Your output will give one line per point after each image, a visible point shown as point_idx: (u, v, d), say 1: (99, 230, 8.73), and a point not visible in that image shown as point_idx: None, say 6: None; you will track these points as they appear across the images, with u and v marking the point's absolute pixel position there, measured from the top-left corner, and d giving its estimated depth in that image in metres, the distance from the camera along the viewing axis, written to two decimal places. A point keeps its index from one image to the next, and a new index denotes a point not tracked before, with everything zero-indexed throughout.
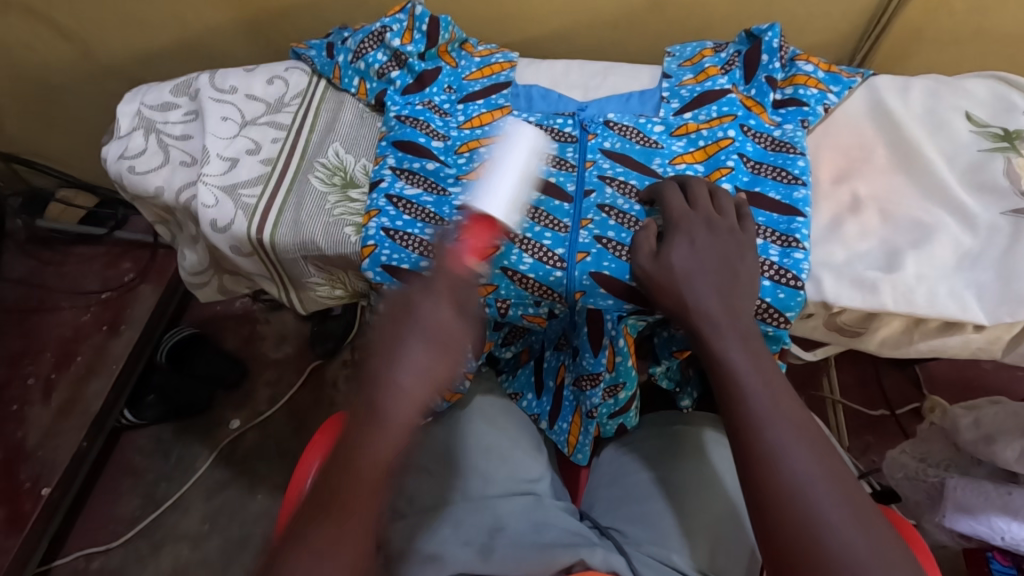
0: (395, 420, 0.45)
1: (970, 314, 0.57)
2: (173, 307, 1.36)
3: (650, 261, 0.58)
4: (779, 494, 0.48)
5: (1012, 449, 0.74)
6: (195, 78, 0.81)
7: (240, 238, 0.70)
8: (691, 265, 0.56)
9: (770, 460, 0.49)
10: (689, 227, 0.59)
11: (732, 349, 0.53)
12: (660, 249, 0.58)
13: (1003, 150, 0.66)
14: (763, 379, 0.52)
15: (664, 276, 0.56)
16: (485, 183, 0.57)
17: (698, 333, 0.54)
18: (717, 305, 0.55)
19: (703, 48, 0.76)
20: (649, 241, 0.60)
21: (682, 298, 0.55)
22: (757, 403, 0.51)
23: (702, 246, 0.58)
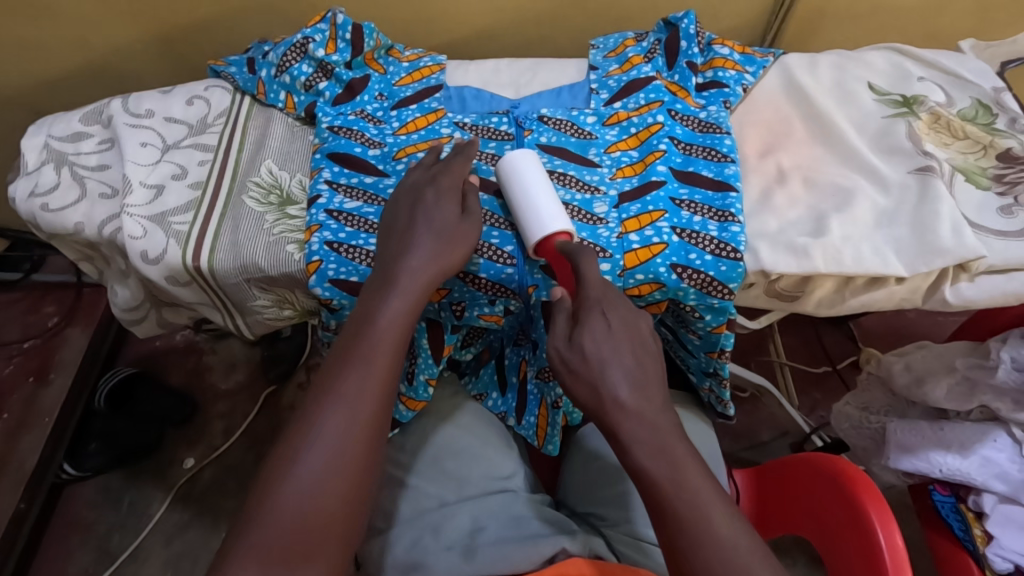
0: (404, 277, 0.58)
1: (891, 268, 0.61)
2: (107, 349, 1.28)
3: (565, 345, 0.53)
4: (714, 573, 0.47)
5: (941, 387, 0.81)
6: (106, 104, 0.77)
7: (175, 268, 0.67)
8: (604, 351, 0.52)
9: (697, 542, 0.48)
10: (611, 307, 0.54)
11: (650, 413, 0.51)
12: (574, 328, 0.53)
13: (904, 114, 0.72)
14: (689, 461, 0.50)
15: (577, 357, 0.52)
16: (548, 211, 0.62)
17: (608, 419, 0.51)
18: (630, 398, 0.51)
19: (625, 38, 0.79)
20: (565, 322, 0.54)
21: (598, 385, 0.51)
22: (648, 460, 0.50)
23: (620, 325, 0.53)
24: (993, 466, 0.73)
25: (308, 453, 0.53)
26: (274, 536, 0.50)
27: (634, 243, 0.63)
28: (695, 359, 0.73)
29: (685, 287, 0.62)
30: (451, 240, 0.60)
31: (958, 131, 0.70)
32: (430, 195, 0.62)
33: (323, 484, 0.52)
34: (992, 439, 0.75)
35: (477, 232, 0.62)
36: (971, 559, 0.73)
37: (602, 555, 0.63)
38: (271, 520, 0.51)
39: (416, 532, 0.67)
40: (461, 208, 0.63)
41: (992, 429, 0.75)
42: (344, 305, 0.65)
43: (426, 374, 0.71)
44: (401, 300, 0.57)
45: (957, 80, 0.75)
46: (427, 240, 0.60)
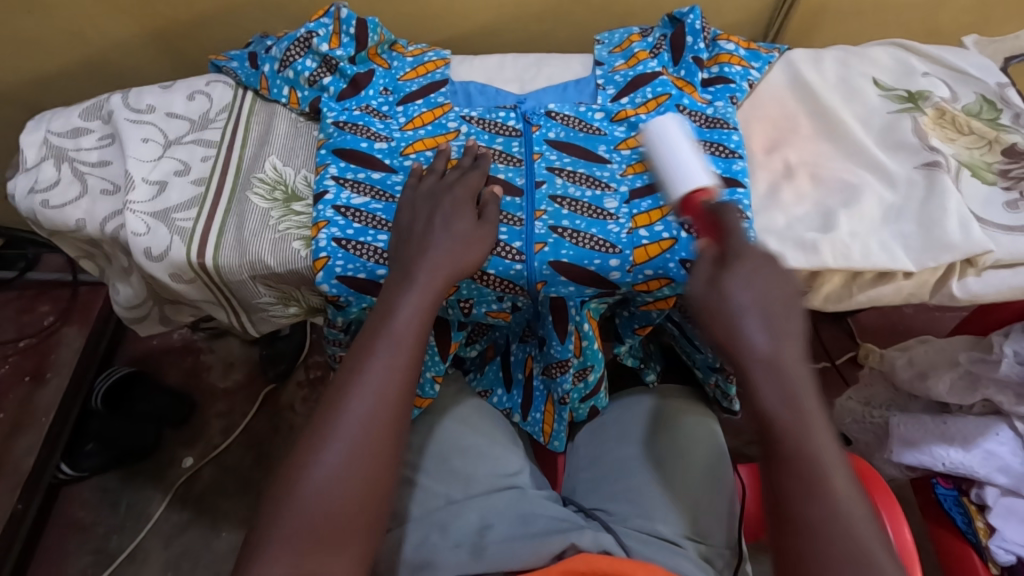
0: (420, 273, 0.59)
1: (899, 263, 0.62)
2: (103, 348, 1.26)
3: (704, 287, 0.53)
4: (816, 529, 0.47)
5: (943, 381, 0.81)
6: (106, 100, 0.76)
7: (180, 265, 0.66)
8: (749, 296, 0.51)
9: (814, 495, 0.48)
10: (752, 252, 0.54)
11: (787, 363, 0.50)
12: (714, 273, 0.53)
13: (909, 110, 0.72)
14: (817, 416, 0.49)
15: (714, 298, 0.52)
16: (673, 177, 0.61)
17: (737, 364, 0.51)
18: (766, 346, 0.50)
19: (631, 34, 0.78)
20: (709, 266, 0.54)
21: (734, 328, 0.51)
22: (778, 407, 0.49)
23: (760, 273, 0.53)
24: (997, 459, 0.74)
25: (334, 443, 0.53)
26: (302, 525, 0.51)
27: (643, 239, 0.63)
28: (700, 355, 0.75)
29: None
30: (466, 244, 0.61)
31: (963, 126, 0.71)
32: (447, 203, 0.63)
33: (349, 473, 0.52)
34: (994, 433, 0.75)
35: (494, 236, 0.63)
36: (974, 552, 0.75)
37: (610, 550, 0.62)
38: (300, 509, 0.51)
39: (424, 530, 0.66)
40: (477, 216, 0.64)
41: (994, 423, 0.76)
42: (351, 302, 0.65)
43: (433, 371, 0.72)
44: (419, 298, 0.58)
45: (960, 76, 0.76)
46: (446, 242, 0.61)
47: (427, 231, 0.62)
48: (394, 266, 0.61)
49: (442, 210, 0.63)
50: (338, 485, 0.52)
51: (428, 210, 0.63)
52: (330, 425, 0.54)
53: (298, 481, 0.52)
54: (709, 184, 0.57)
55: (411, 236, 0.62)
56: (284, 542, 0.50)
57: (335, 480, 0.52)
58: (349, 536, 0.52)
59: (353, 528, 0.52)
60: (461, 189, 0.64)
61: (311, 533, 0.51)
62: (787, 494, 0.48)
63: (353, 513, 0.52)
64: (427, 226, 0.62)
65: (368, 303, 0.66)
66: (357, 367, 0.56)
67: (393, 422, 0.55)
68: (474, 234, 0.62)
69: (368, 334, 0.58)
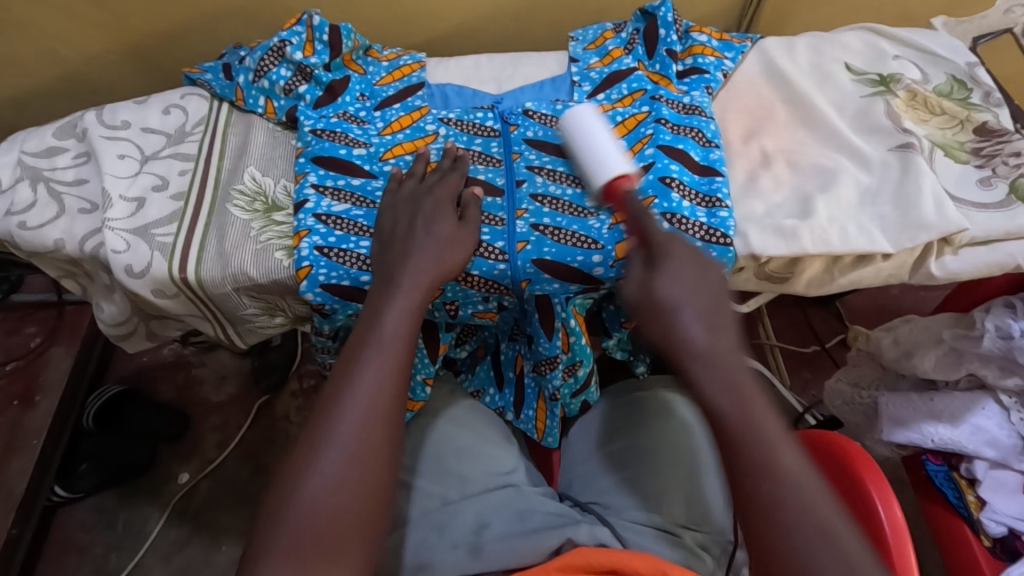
0: (405, 278, 0.59)
1: (878, 245, 0.62)
2: (92, 367, 1.24)
3: (637, 286, 0.53)
4: (773, 504, 0.46)
5: (929, 359, 0.82)
6: (80, 117, 0.75)
7: (162, 281, 0.66)
8: (676, 293, 0.51)
9: (764, 472, 0.47)
10: (678, 251, 0.54)
11: (721, 355, 0.50)
12: (648, 272, 0.53)
13: (882, 93, 0.73)
14: (760, 402, 0.49)
15: (645, 300, 0.52)
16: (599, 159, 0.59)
17: (676, 363, 0.51)
18: (703, 339, 0.50)
19: (605, 30, 0.79)
20: (640, 265, 0.55)
21: (671, 324, 0.51)
22: (718, 395, 0.49)
23: (687, 268, 0.53)
24: (984, 433, 0.75)
25: (329, 452, 0.53)
26: (298, 534, 0.51)
27: (626, 233, 0.63)
28: None
29: None
30: (450, 247, 0.61)
31: (934, 106, 0.72)
32: (428, 206, 0.63)
33: (347, 479, 0.52)
34: (981, 407, 0.77)
35: (476, 237, 0.63)
36: (966, 525, 0.75)
37: (607, 544, 0.62)
38: (296, 521, 0.51)
39: (421, 533, 0.67)
40: (458, 217, 0.64)
41: (981, 398, 0.77)
42: (337, 309, 0.65)
43: (424, 374, 0.72)
44: (405, 304, 0.58)
45: (930, 57, 0.76)
46: (428, 246, 0.61)
47: (411, 236, 0.61)
48: (378, 273, 0.61)
49: (425, 214, 0.63)
50: (336, 492, 0.52)
51: (411, 214, 0.63)
52: (322, 436, 0.54)
53: (293, 493, 0.52)
54: (627, 170, 0.59)
55: (395, 242, 0.62)
56: (284, 551, 0.50)
57: (330, 489, 0.52)
58: (348, 542, 0.51)
59: (350, 538, 0.52)
60: (443, 190, 0.65)
61: (306, 544, 0.50)
62: (743, 473, 0.47)
63: (350, 518, 0.52)
64: (410, 231, 0.62)
65: (354, 309, 0.65)
66: (346, 376, 0.56)
67: (385, 428, 0.55)
68: (458, 237, 0.62)
69: (355, 342, 0.58)
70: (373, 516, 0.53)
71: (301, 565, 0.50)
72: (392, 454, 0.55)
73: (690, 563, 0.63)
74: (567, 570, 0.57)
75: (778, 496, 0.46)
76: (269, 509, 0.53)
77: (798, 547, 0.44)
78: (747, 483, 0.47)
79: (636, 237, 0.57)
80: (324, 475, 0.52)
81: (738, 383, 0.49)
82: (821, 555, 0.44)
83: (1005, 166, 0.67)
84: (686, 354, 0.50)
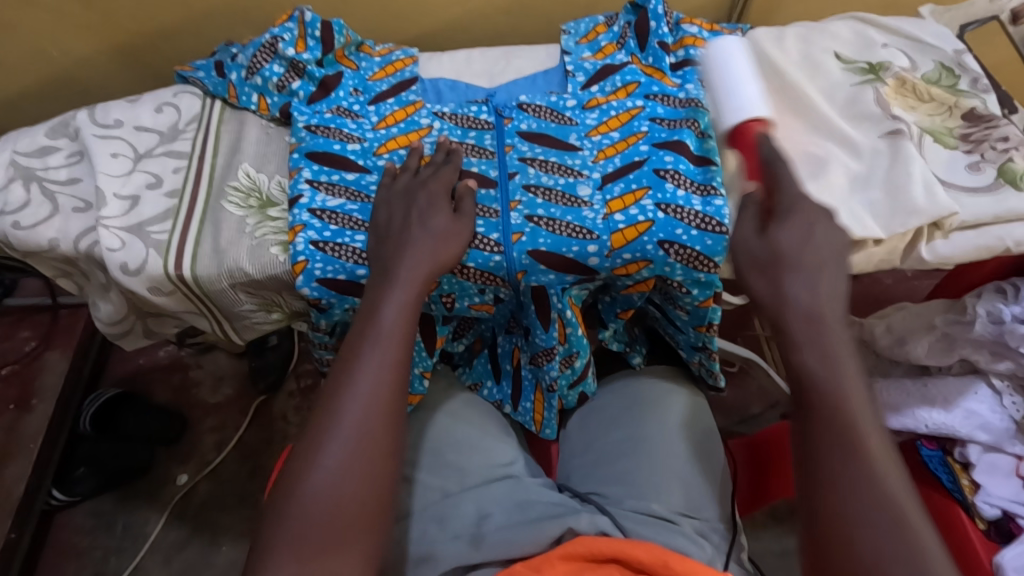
0: (403, 272, 0.59)
1: (869, 231, 0.63)
2: (88, 369, 1.24)
3: (756, 238, 0.57)
4: (841, 479, 0.49)
5: (921, 346, 0.82)
6: (72, 117, 0.75)
7: (158, 278, 0.66)
8: (801, 254, 0.55)
9: (843, 447, 0.49)
10: (803, 209, 0.57)
11: (828, 325, 0.53)
12: (766, 225, 0.57)
13: (871, 81, 0.73)
14: (851, 378, 0.51)
15: (764, 251, 0.56)
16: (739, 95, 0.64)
17: (779, 319, 0.54)
18: (806, 299, 0.53)
19: (596, 24, 0.79)
20: (756, 215, 0.58)
21: (778, 283, 0.54)
22: (814, 362, 0.51)
23: (814, 231, 0.56)
24: (976, 418, 0.76)
25: (329, 444, 0.53)
26: (301, 526, 0.51)
27: (620, 223, 0.64)
28: (684, 335, 0.76)
29: (671, 262, 0.64)
30: (449, 239, 0.62)
31: (924, 93, 0.72)
32: (423, 198, 0.63)
33: (349, 471, 0.53)
34: (973, 392, 0.77)
35: (471, 229, 0.63)
36: (960, 509, 0.75)
37: (607, 532, 0.63)
38: (298, 514, 0.51)
39: (422, 525, 0.67)
40: (453, 210, 0.64)
41: (973, 382, 0.78)
42: (333, 303, 0.65)
43: (421, 367, 0.72)
44: (403, 297, 0.58)
45: (918, 45, 0.77)
46: (424, 239, 0.61)
47: (407, 231, 0.62)
48: (375, 267, 0.61)
49: (420, 207, 0.63)
50: (339, 485, 0.52)
51: (406, 207, 0.63)
52: (323, 429, 0.54)
53: (295, 486, 0.52)
54: (761, 113, 0.64)
55: (392, 236, 0.62)
56: (288, 544, 0.50)
57: (331, 482, 0.52)
58: (353, 534, 0.52)
59: (354, 530, 0.52)
60: (439, 183, 0.65)
61: (310, 537, 0.51)
62: (822, 441, 0.50)
63: (352, 510, 0.52)
64: (407, 225, 0.62)
65: (350, 303, 0.66)
66: (345, 370, 0.56)
67: (388, 421, 0.55)
68: (455, 229, 0.62)
69: (354, 336, 0.58)
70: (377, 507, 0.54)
71: (305, 558, 0.50)
72: (392, 447, 0.55)
73: (689, 550, 0.64)
74: (569, 559, 0.57)
75: (856, 469, 0.49)
76: (272, 503, 0.53)
77: (859, 528, 0.47)
78: (821, 453, 0.50)
79: (756, 179, 0.61)
80: (326, 468, 0.53)
81: (834, 352, 0.52)
82: (879, 533, 0.47)
83: (993, 150, 0.67)
84: (794, 313, 0.53)
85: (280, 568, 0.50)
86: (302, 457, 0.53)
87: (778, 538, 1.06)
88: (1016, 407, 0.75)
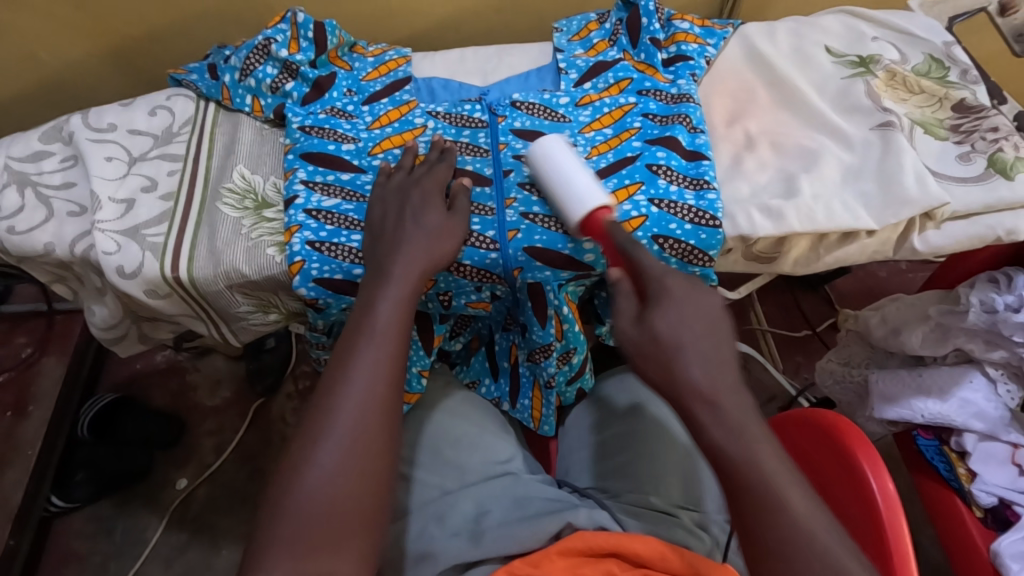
0: (398, 270, 0.59)
1: (862, 222, 0.63)
2: (85, 375, 1.23)
3: (634, 327, 0.51)
4: (792, 559, 0.44)
5: (916, 336, 0.83)
6: (65, 121, 0.75)
7: (154, 281, 0.66)
8: (678, 332, 0.50)
9: (769, 518, 0.45)
10: (676, 287, 0.52)
11: (723, 397, 0.48)
12: (642, 310, 0.51)
13: (862, 74, 0.74)
14: (761, 439, 0.48)
15: (643, 339, 0.50)
16: (568, 192, 0.61)
17: (675, 402, 0.49)
18: (700, 377, 0.48)
19: (588, 21, 0.80)
20: (632, 301, 0.53)
21: (670, 365, 0.49)
22: (718, 434, 0.47)
23: (689, 305, 0.51)
24: (972, 406, 0.76)
25: (326, 443, 0.53)
26: (299, 525, 0.51)
27: (614, 219, 0.64)
28: None
29: (666, 257, 0.64)
30: (444, 236, 0.62)
31: (913, 85, 0.73)
32: (417, 196, 0.64)
33: (347, 468, 0.53)
34: (969, 380, 0.78)
35: (465, 227, 0.63)
36: (958, 497, 0.76)
37: (606, 526, 0.63)
38: (296, 512, 0.51)
39: (422, 522, 0.68)
40: (448, 208, 0.64)
41: (968, 371, 0.78)
42: (330, 303, 0.66)
43: (419, 366, 0.72)
44: (398, 295, 0.59)
45: (908, 37, 0.78)
46: (419, 236, 0.61)
47: (402, 229, 0.62)
48: (370, 266, 0.61)
49: (414, 205, 0.63)
50: (336, 482, 0.52)
51: (400, 206, 0.63)
52: (319, 427, 0.54)
53: (292, 485, 0.52)
54: (603, 202, 0.59)
55: (386, 235, 0.62)
56: (285, 542, 0.51)
57: (329, 480, 0.52)
58: (350, 531, 0.52)
59: (352, 527, 0.52)
60: (434, 181, 0.65)
61: (308, 535, 0.51)
62: (753, 527, 0.46)
63: (350, 506, 0.52)
64: (401, 223, 0.62)
65: (347, 303, 0.66)
66: (342, 368, 0.56)
67: (385, 419, 0.55)
68: (449, 227, 0.63)
69: (350, 334, 0.58)
70: (374, 504, 0.54)
71: (303, 556, 0.50)
72: (389, 444, 0.55)
73: (687, 542, 0.64)
74: (567, 554, 0.58)
75: (791, 541, 0.45)
76: (269, 503, 0.53)
77: None
78: (752, 531, 0.46)
79: (620, 265, 0.56)
80: (323, 466, 0.53)
81: (740, 424, 0.47)
82: None
83: (983, 141, 0.68)
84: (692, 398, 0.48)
85: (279, 566, 0.50)
86: (299, 456, 0.54)
87: None
88: (1011, 395, 0.76)
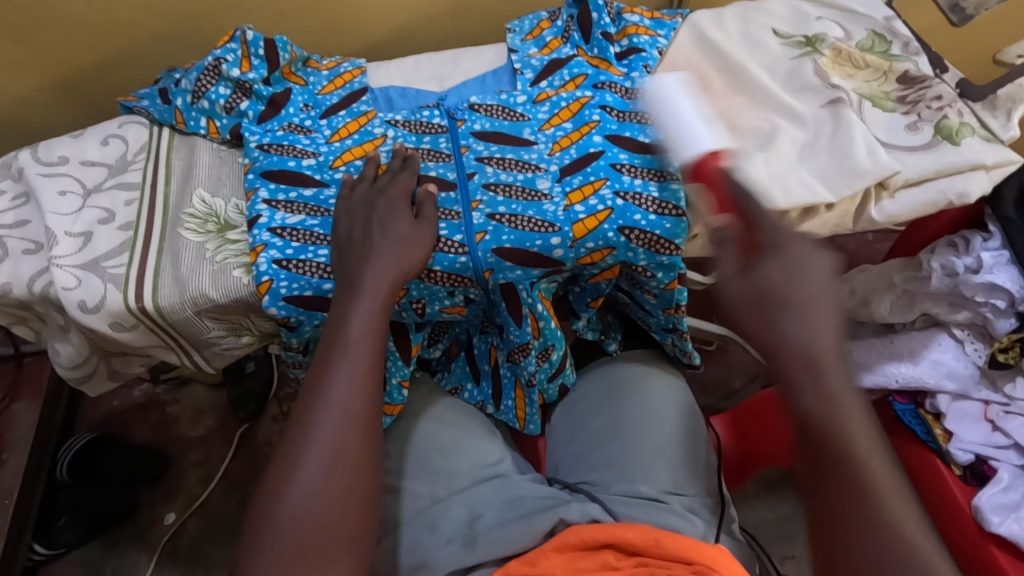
0: (368, 281, 0.59)
1: (820, 196, 0.65)
2: (60, 417, 1.19)
3: (739, 278, 0.53)
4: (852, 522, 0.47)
5: (885, 303, 0.86)
6: (15, 157, 0.73)
7: (119, 313, 0.65)
8: (791, 288, 0.51)
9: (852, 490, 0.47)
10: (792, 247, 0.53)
11: (826, 362, 0.49)
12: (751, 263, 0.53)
13: (809, 53, 0.76)
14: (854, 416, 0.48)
15: (751, 291, 0.52)
16: (683, 133, 0.61)
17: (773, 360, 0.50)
18: (801, 337, 0.49)
19: (540, 20, 0.80)
20: (740, 253, 0.55)
21: (774, 321, 0.50)
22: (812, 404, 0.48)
23: (809, 265, 0.52)
24: (943, 367, 0.78)
25: (307, 461, 0.53)
26: (285, 545, 0.51)
27: (580, 214, 0.65)
28: (654, 318, 0.77)
29: (634, 248, 0.65)
30: (411, 244, 0.61)
31: (859, 61, 0.75)
32: (381, 205, 0.63)
33: (330, 484, 0.52)
34: (937, 343, 0.80)
35: (433, 232, 0.63)
36: (937, 457, 0.77)
37: (598, 518, 0.63)
38: (282, 534, 0.51)
39: (415, 532, 0.67)
40: (414, 215, 0.64)
41: (936, 334, 0.81)
42: (303, 320, 0.65)
43: (399, 377, 0.72)
44: (369, 306, 0.58)
45: (850, 15, 0.80)
46: (386, 245, 0.61)
47: (371, 240, 0.61)
48: (340, 279, 0.61)
49: (380, 214, 0.63)
50: (320, 498, 0.52)
51: (365, 218, 0.63)
52: (300, 446, 0.54)
53: (277, 506, 0.52)
54: (719, 145, 0.60)
55: (353, 247, 0.61)
56: (275, 562, 0.50)
57: (314, 497, 0.52)
58: (338, 547, 0.52)
59: (340, 543, 0.52)
60: (398, 191, 0.65)
61: (296, 554, 0.50)
62: (832, 499, 0.48)
63: (336, 522, 0.52)
64: (368, 236, 0.62)
65: (319, 319, 0.65)
66: (319, 384, 0.56)
67: (365, 431, 0.55)
68: (418, 234, 0.62)
69: (324, 349, 0.58)
70: (361, 520, 0.53)
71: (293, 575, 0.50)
72: (372, 456, 0.55)
73: (680, 526, 0.65)
74: (563, 550, 0.58)
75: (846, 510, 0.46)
76: (255, 525, 0.52)
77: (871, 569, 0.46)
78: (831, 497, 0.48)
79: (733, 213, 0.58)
80: (307, 484, 0.52)
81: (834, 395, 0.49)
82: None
83: (929, 109, 0.70)
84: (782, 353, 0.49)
85: None
86: (283, 476, 0.53)
87: (772, 507, 1.08)
88: (979, 353, 0.79)
